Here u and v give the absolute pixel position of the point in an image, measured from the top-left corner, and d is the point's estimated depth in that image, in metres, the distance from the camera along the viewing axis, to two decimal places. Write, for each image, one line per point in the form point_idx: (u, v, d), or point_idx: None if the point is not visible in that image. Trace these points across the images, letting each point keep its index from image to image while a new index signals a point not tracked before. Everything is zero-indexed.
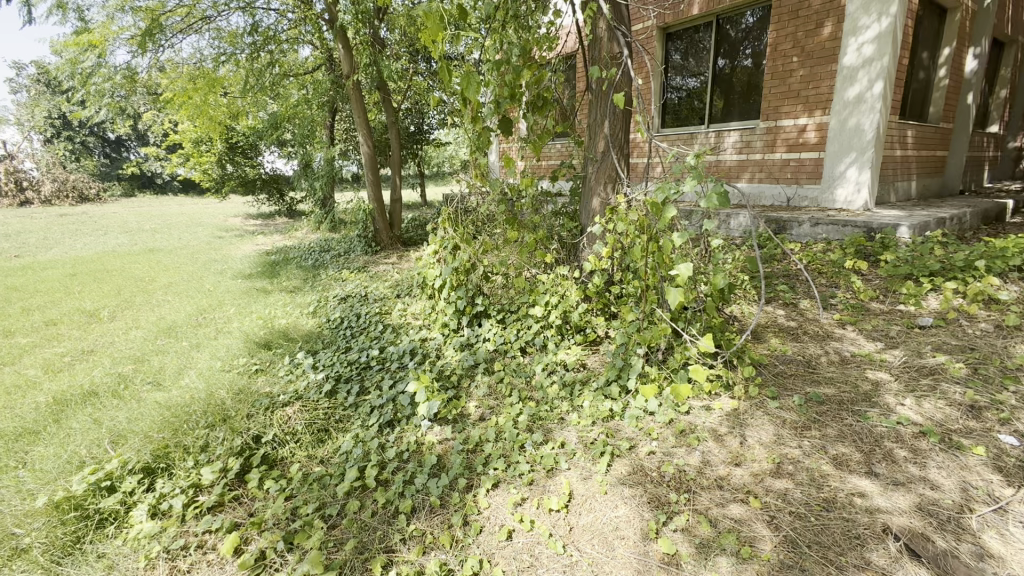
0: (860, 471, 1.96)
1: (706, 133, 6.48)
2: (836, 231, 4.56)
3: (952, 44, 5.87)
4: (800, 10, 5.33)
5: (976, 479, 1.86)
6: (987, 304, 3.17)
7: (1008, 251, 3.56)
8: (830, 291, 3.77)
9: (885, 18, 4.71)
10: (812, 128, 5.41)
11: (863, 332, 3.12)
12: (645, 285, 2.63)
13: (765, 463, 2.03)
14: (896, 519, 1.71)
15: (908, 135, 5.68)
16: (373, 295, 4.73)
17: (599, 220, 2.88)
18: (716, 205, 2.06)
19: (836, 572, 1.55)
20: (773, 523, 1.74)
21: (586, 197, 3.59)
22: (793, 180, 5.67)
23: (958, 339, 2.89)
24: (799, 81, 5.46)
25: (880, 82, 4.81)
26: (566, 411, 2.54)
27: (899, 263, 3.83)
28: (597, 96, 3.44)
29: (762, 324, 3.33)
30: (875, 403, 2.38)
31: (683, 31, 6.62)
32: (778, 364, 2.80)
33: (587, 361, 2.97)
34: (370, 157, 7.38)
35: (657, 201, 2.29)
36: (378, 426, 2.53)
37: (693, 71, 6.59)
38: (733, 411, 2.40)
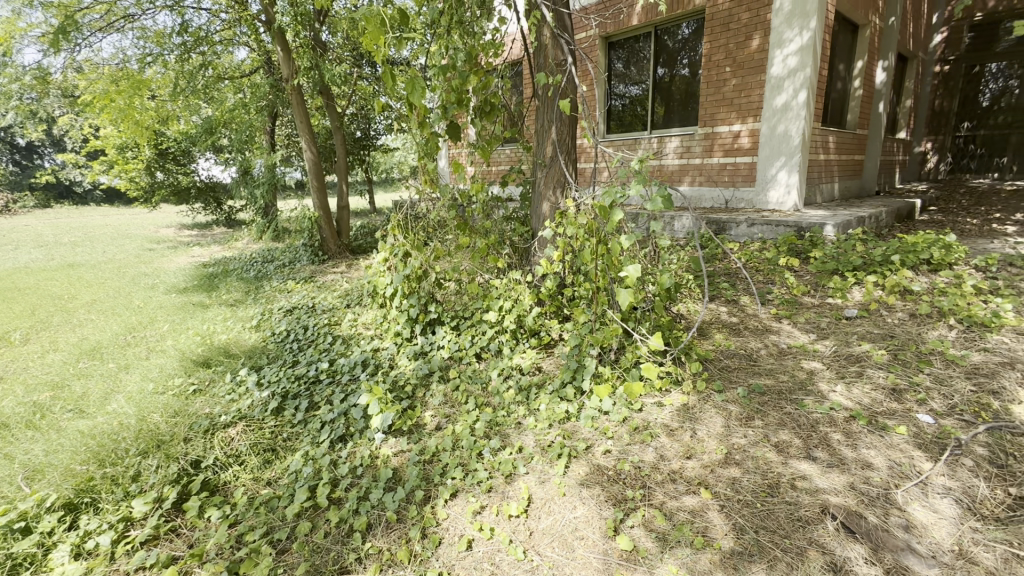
0: (800, 456, 2.07)
1: (649, 138, 6.73)
2: (771, 230, 4.85)
3: (864, 57, 6.41)
4: (731, 23, 5.64)
5: (900, 456, 2.02)
6: (903, 295, 3.47)
7: (918, 246, 3.91)
8: (767, 287, 3.99)
9: (806, 32, 5.06)
10: (746, 134, 5.74)
11: (797, 325, 3.32)
12: (596, 287, 2.69)
13: (715, 454, 2.11)
14: (833, 499, 1.82)
15: (830, 140, 6.13)
16: (321, 306, 4.57)
17: (550, 223, 2.90)
18: (661, 208, 2.14)
19: (782, 553, 1.63)
20: (724, 511, 1.81)
21: (536, 201, 3.62)
22: (730, 183, 5.98)
23: (880, 328, 3.13)
24: (732, 90, 5.78)
25: (803, 91, 5.16)
26: (523, 415, 2.54)
27: (826, 259, 4.12)
28: (544, 102, 3.48)
29: (706, 321, 3.48)
30: (810, 391, 2.54)
31: (624, 40, 6.86)
32: (723, 358, 2.94)
33: (542, 365, 3.00)
34: (315, 163, 7.14)
35: (605, 204, 2.36)
36: (330, 442, 2.43)
37: (635, 79, 6.83)
38: (683, 406, 2.48)
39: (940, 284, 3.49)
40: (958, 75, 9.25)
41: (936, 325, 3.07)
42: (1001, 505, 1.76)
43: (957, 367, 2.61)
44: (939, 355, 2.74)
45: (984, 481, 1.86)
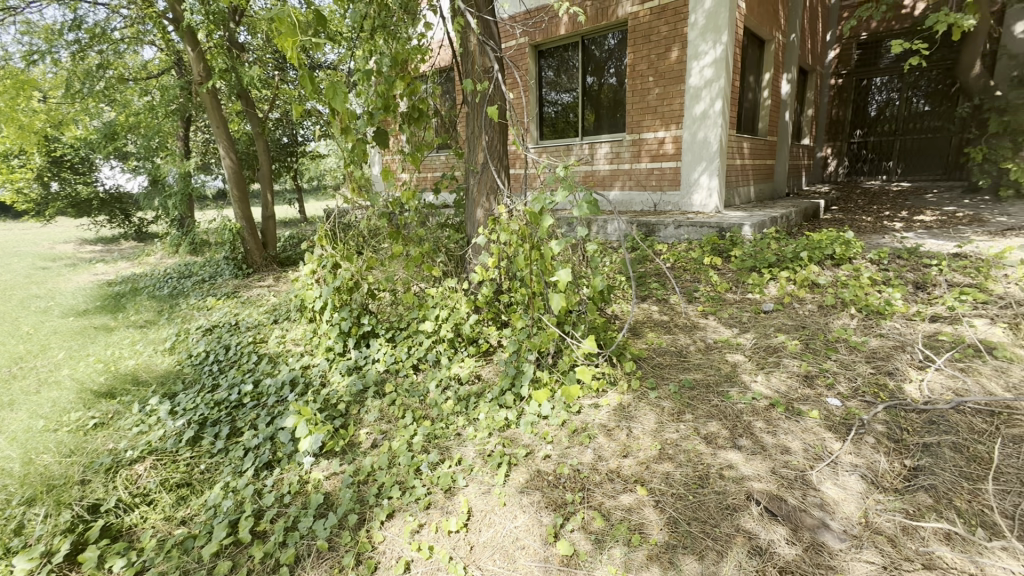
0: (727, 445, 2.18)
1: (580, 144, 6.92)
2: (696, 231, 5.11)
3: (770, 70, 6.95)
4: (652, 35, 5.92)
5: (814, 438, 2.18)
6: (811, 288, 3.78)
7: (823, 243, 4.27)
8: (693, 285, 4.20)
9: (719, 46, 5.39)
10: (670, 141, 6.04)
11: (721, 320, 3.52)
12: (531, 292, 2.70)
13: (650, 450, 2.18)
14: (757, 485, 1.93)
15: (744, 146, 6.59)
16: (245, 323, 4.28)
17: (483, 230, 2.89)
18: (587, 213, 2.20)
19: (713, 543, 1.70)
20: (658, 507, 1.87)
21: (470, 207, 3.60)
22: (658, 187, 6.26)
23: (793, 320, 3.38)
24: (656, 99, 6.06)
25: (719, 101, 5.50)
26: (462, 426, 2.50)
27: (745, 257, 4.41)
28: (473, 109, 3.46)
29: (639, 320, 3.61)
30: (735, 382, 2.69)
31: (554, 49, 7.01)
32: (655, 356, 3.05)
33: (481, 372, 2.97)
34: (235, 171, 6.71)
35: (535, 210, 2.39)
36: (254, 470, 2.27)
37: (566, 86, 7.00)
38: (619, 405, 2.54)
39: (842, 277, 3.83)
40: (850, 86, 10.28)
41: (840, 314, 3.36)
42: (898, 476, 1.95)
43: (858, 352, 2.86)
44: (843, 342, 2.99)
45: (884, 455, 2.05)
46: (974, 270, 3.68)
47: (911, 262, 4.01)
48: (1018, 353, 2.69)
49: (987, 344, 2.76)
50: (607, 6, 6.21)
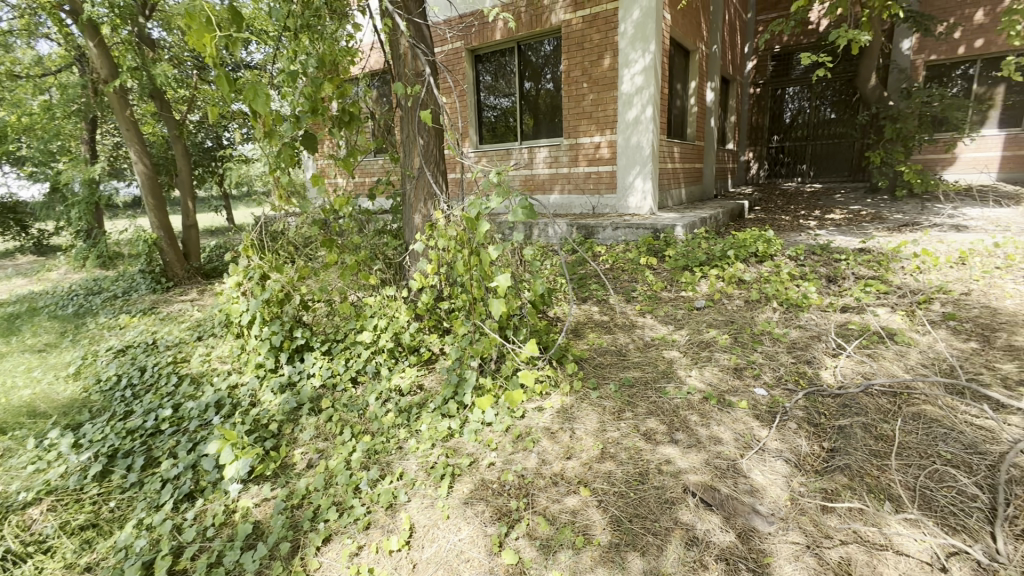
0: (665, 440, 2.26)
1: (519, 149, 6.97)
2: (632, 232, 5.29)
3: (695, 79, 7.34)
4: (584, 43, 6.08)
5: (743, 427, 2.30)
6: (738, 285, 4.01)
7: (747, 242, 4.55)
8: (631, 285, 4.34)
9: (647, 54, 5.62)
10: (605, 145, 6.22)
11: (658, 318, 3.65)
12: (473, 298, 2.68)
13: (592, 450, 2.21)
14: (693, 477, 2.00)
15: (675, 151, 6.91)
16: (164, 341, 3.95)
17: (420, 236, 2.83)
18: (523, 218, 2.20)
19: (653, 538, 1.74)
20: (601, 506, 1.90)
21: (408, 213, 3.53)
22: (595, 191, 6.43)
23: (723, 315, 3.57)
24: (590, 104, 6.22)
25: (650, 107, 5.74)
26: (404, 439, 2.42)
27: (678, 257, 4.61)
28: (407, 113, 3.39)
29: (581, 321, 3.68)
30: (671, 378, 2.79)
31: (490, 54, 7.04)
32: (596, 356, 3.11)
33: (424, 382, 2.91)
34: (149, 177, 6.20)
35: (471, 216, 2.37)
36: (173, 503, 2.09)
37: (503, 91, 7.04)
38: (562, 407, 2.57)
39: (765, 273, 4.10)
40: (767, 95, 11.09)
41: (764, 308, 3.58)
42: (818, 458, 2.09)
43: (780, 343, 3.06)
44: (767, 334, 3.19)
45: (805, 439, 2.20)
46: (876, 264, 4.05)
47: (823, 258, 4.35)
48: (914, 337, 2.99)
49: (888, 331, 3.04)
50: (540, 13, 6.29)
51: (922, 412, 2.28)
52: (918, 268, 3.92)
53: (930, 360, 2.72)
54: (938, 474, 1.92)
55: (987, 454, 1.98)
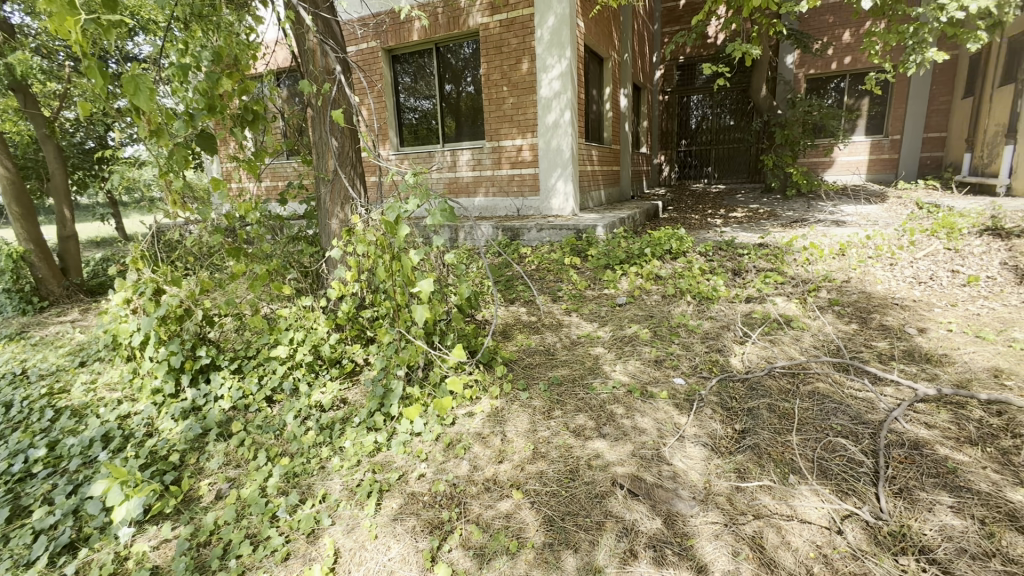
0: (594, 435, 2.31)
1: (442, 151, 6.88)
2: (556, 233, 5.40)
3: (609, 85, 7.71)
4: (503, 47, 6.12)
5: (665, 416, 2.41)
6: (656, 281, 4.23)
7: (662, 240, 4.82)
8: (557, 284, 4.43)
9: (563, 60, 5.78)
10: (527, 148, 6.31)
11: (583, 316, 3.75)
12: (396, 305, 2.59)
13: (523, 452, 2.21)
14: (621, 469, 2.07)
15: (593, 154, 7.17)
16: (36, 370, 3.43)
17: (337, 242, 2.69)
18: (442, 222, 2.17)
19: (584, 534, 1.77)
20: (535, 508, 1.90)
21: (324, 217, 3.35)
22: (519, 193, 6.50)
23: (643, 310, 3.73)
24: (511, 108, 6.28)
25: (568, 112, 5.91)
26: (327, 458, 2.28)
27: (600, 256, 4.77)
28: (317, 113, 3.22)
29: (509, 323, 3.68)
30: (597, 374, 2.87)
31: (408, 55, 6.88)
32: (525, 357, 3.13)
33: (347, 396, 2.77)
34: (12, 182, 5.38)
35: (390, 220, 2.30)
36: (49, 558, 1.81)
37: (424, 93, 6.92)
38: (492, 411, 2.55)
39: (679, 269, 4.36)
40: (674, 102, 11.81)
41: (680, 302, 3.80)
42: (731, 440, 2.24)
43: (695, 334, 3.26)
44: (683, 327, 3.38)
45: (719, 423, 2.35)
46: (772, 257, 4.44)
47: (729, 253, 4.69)
48: (807, 322, 3.30)
49: (786, 318, 3.34)
50: (457, 15, 6.19)
51: (816, 390, 2.53)
52: (808, 260, 4.36)
53: (820, 342, 3.02)
54: (831, 444, 2.13)
55: (869, 423, 2.23)
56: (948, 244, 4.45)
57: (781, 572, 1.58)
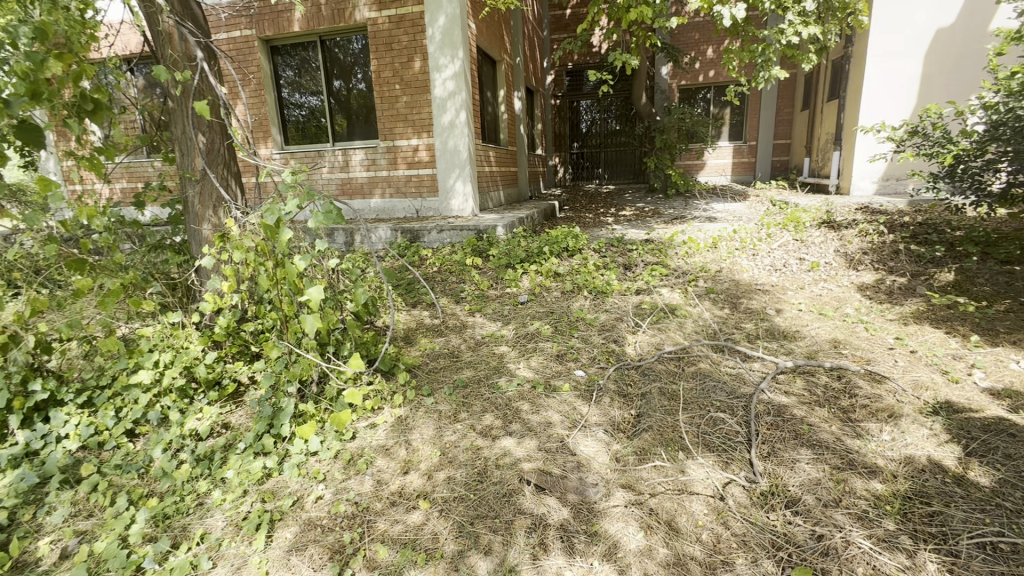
0: (501, 434, 2.32)
1: (332, 150, 6.48)
2: (456, 234, 5.34)
3: (503, 88, 7.86)
4: (393, 44, 5.93)
5: (570, 408, 2.49)
6: (555, 278, 4.38)
7: (559, 238, 5.01)
8: (459, 285, 4.38)
9: (456, 60, 5.76)
10: (423, 148, 6.19)
11: (487, 316, 3.75)
12: (284, 315, 2.39)
13: (430, 459, 2.15)
14: (529, 465, 2.09)
15: (491, 155, 7.24)
16: None
17: (208, 250, 2.40)
18: (330, 222, 2.09)
19: (494, 534, 1.76)
20: (443, 515, 1.85)
21: (192, 222, 2.98)
22: (417, 194, 6.36)
23: (544, 307, 3.84)
24: (405, 106, 6.11)
25: (463, 112, 5.91)
26: (206, 492, 2.03)
27: (501, 255, 4.82)
28: (178, 104, 2.85)
29: (411, 327, 3.57)
30: (502, 372, 2.89)
31: (289, 46, 6.38)
32: (429, 361, 3.06)
33: (230, 420, 2.50)
34: None
35: (270, 223, 2.13)
36: None
37: (309, 88, 6.47)
38: (396, 420, 2.45)
39: (576, 265, 4.57)
40: (565, 107, 12.35)
41: (578, 297, 3.96)
42: (628, 424, 2.38)
43: (593, 327, 3.42)
44: (582, 321, 3.53)
45: (617, 409, 2.48)
46: (657, 251, 4.81)
47: (620, 249, 5.00)
48: (688, 310, 3.62)
49: (670, 307, 3.63)
50: (343, 8, 5.90)
51: (698, 370, 2.78)
52: (687, 253, 4.79)
53: (700, 327, 3.32)
54: (712, 419, 2.35)
55: (742, 397, 2.48)
56: (796, 236, 5.14)
57: (677, 542, 1.70)
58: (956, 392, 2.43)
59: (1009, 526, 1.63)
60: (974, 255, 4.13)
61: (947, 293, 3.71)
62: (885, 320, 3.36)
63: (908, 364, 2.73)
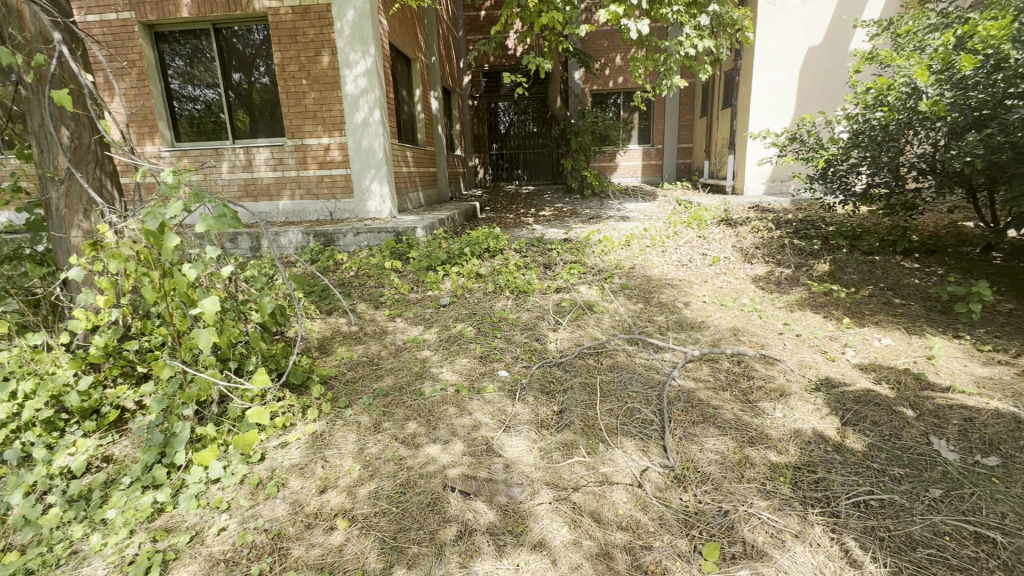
0: (425, 441, 2.25)
1: (232, 149, 5.96)
2: (374, 237, 5.15)
3: (419, 87, 7.70)
4: (297, 36, 5.58)
5: (495, 408, 2.49)
6: (477, 279, 4.37)
7: (480, 239, 4.99)
8: (378, 290, 4.22)
9: (368, 57, 5.57)
10: (335, 147, 5.90)
11: (408, 320, 3.65)
12: (176, 330, 2.16)
13: (350, 475, 2.05)
14: (454, 470, 2.05)
15: (408, 155, 7.07)
16: None
17: (77, 259, 2.10)
18: (225, 227, 1.92)
19: (418, 546, 1.70)
20: (364, 533, 1.76)
21: (57, 228, 2.60)
22: (330, 195, 6.04)
23: (466, 308, 3.81)
24: (313, 103, 5.78)
25: (377, 111, 5.72)
26: (83, 537, 1.77)
27: (421, 258, 4.71)
28: (34, 93, 2.46)
29: (326, 336, 3.38)
30: (425, 378, 2.81)
31: (176, 33, 5.79)
32: (346, 371, 2.91)
33: (112, 451, 2.21)
34: None
35: (151, 227, 1.91)
36: None
37: (204, 80, 5.92)
38: (311, 437, 2.29)
39: (497, 266, 4.58)
40: (483, 108, 12.39)
41: (500, 297, 3.98)
42: (552, 420, 2.42)
43: (516, 326, 3.45)
44: (504, 321, 3.55)
45: (541, 406, 2.51)
46: (576, 250, 4.97)
47: (540, 248, 5.09)
48: (605, 306, 3.77)
49: (589, 304, 3.75)
50: None
51: (616, 363, 2.90)
52: (603, 251, 4.99)
53: (616, 322, 3.46)
54: (629, 409, 2.45)
55: (656, 386, 2.62)
56: (699, 233, 5.55)
57: (600, 532, 1.75)
58: (833, 368, 2.75)
59: (878, 484, 1.87)
60: (843, 247, 4.70)
61: (824, 281, 4.19)
62: (775, 308, 3.71)
63: (795, 346, 3.05)
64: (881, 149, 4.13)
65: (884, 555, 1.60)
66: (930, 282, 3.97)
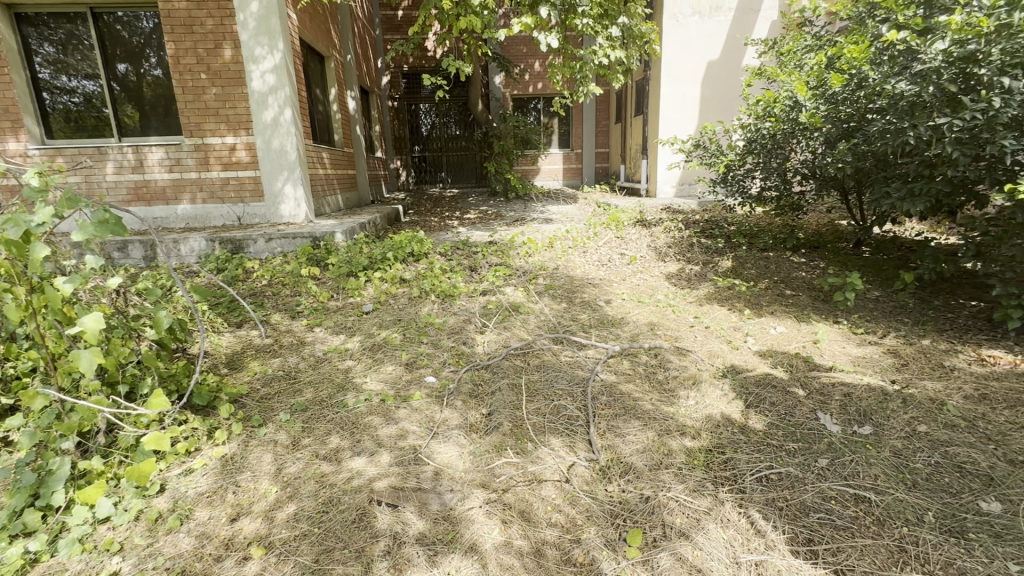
0: (349, 455, 2.16)
1: (118, 147, 5.35)
2: (288, 243, 4.86)
3: (334, 86, 7.40)
4: (193, 26, 5.13)
5: (423, 416, 2.43)
6: (400, 284, 4.26)
7: (403, 243, 4.87)
8: (294, 299, 3.98)
9: (276, 52, 5.25)
10: (241, 147, 5.49)
11: (328, 330, 3.48)
12: (48, 354, 1.89)
13: (266, 498, 1.91)
14: (381, 483, 1.98)
15: (324, 157, 6.75)
16: None
17: None
18: (106, 236, 1.71)
19: (344, 565, 1.62)
20: (283, 559, 1.65)
21: None
22: (237, 199, 5.61)
23: (390, 314, 3.70)
24: (214, 99, 5.34)
25: (288, 109, 5.40)
26: None
27: (341, 264, 4.50)
28: None
29: (236, 351, 3.13)
30: (348, 389, 2.69)
31: (44, 16, 5.09)
32: (260, 387, 2.70)
33: None
34: None
35: (10, 237, 1.65)
36: None
37: (81, 70, 5.26)
38: (219, 462, 2.10)
39: (421, 270, 4.50)
40: (403, 109, 12.14)
41: (425, 302, 3.91)
42: (481, 423, 2.41)
43: (442, 331, 3.40)
44: (430, 326, 3.49)
45: (470, 410, 2.50)
46: (501, 253, 5.00)
47: (465, 251, 5.07)
48: (531, 306, 3.83)
49: (514, 305, 3.80)
50: None
51: (543, 362, 2.95)
52: (527, 253, 5.07)
53: (542, 322, 3.53)
54: (556, 407, 2.51)
55: (580, 383, 2.71)
56: (617, 234, 5.81)
57: (530, 531, 1.77)
58: (738, 356, 2.99)
59: (776, 459, 2.06)
60: (743, 245, 5.16)
61: (728, 277, 4.56)
62: (686, 303, 3.98)
63: (704, 337, 3.28)
64: (770, 156, 4.61)
65: (783, 522, 1.76)
66: (814, 274, 4.46)
